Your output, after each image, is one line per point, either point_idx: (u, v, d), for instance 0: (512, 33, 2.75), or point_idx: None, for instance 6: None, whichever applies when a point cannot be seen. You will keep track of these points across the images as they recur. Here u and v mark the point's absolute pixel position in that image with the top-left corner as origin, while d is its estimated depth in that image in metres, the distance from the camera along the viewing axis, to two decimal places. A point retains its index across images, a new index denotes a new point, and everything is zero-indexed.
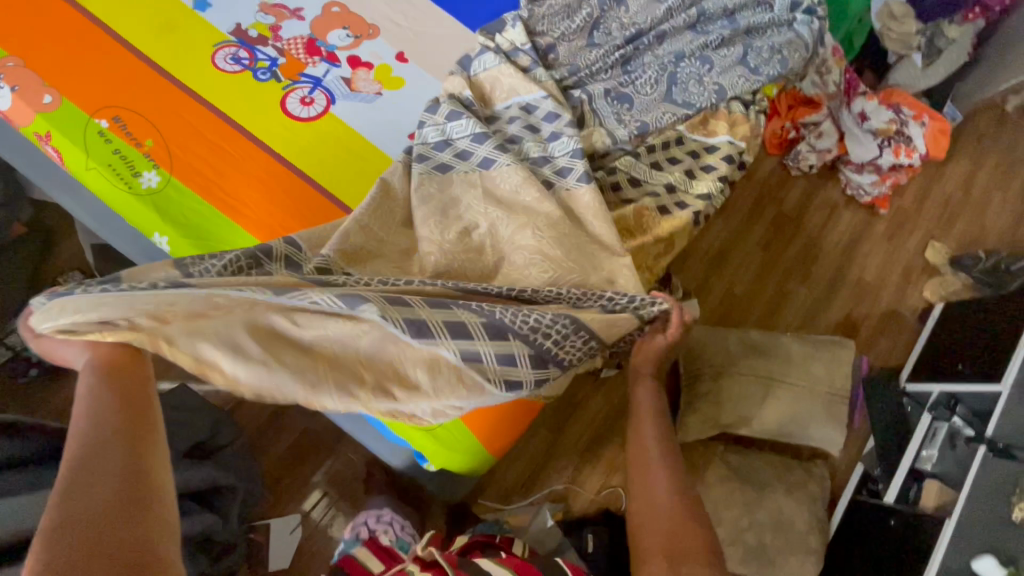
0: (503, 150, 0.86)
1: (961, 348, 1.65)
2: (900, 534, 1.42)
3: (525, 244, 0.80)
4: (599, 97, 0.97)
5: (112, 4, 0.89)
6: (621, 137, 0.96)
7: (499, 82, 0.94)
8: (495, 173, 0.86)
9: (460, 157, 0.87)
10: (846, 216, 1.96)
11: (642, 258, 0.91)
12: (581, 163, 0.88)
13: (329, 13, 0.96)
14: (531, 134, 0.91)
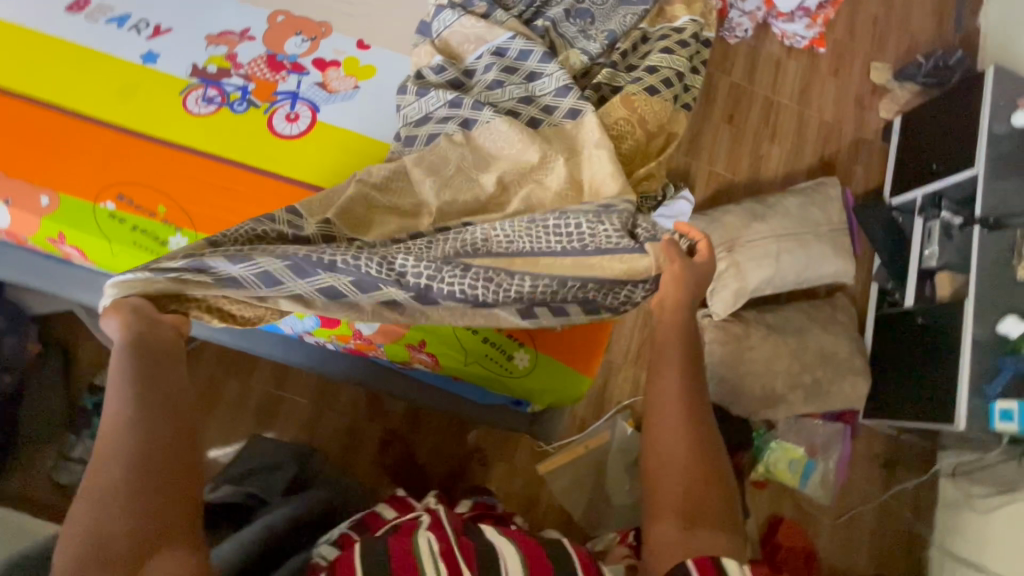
0: (482, 106, 0.88)
1: (930, 150, 1.77)
2: (930, 327, 1.57)
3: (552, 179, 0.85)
4: (561, 20, 0.99)
5: (62, 86, 0.85)
6: (594, 51, 0.98)
7: (464, 36, 0.94)
8: (478, 130, 0.88)
9: (443, 122, 0.89)
10: (792, 66, 2.03)
11: (641, 161, 0.97)
12: (567, 97, 0.90)
13: (277, 24, 0.94)
14: (510, 77, 0.92)
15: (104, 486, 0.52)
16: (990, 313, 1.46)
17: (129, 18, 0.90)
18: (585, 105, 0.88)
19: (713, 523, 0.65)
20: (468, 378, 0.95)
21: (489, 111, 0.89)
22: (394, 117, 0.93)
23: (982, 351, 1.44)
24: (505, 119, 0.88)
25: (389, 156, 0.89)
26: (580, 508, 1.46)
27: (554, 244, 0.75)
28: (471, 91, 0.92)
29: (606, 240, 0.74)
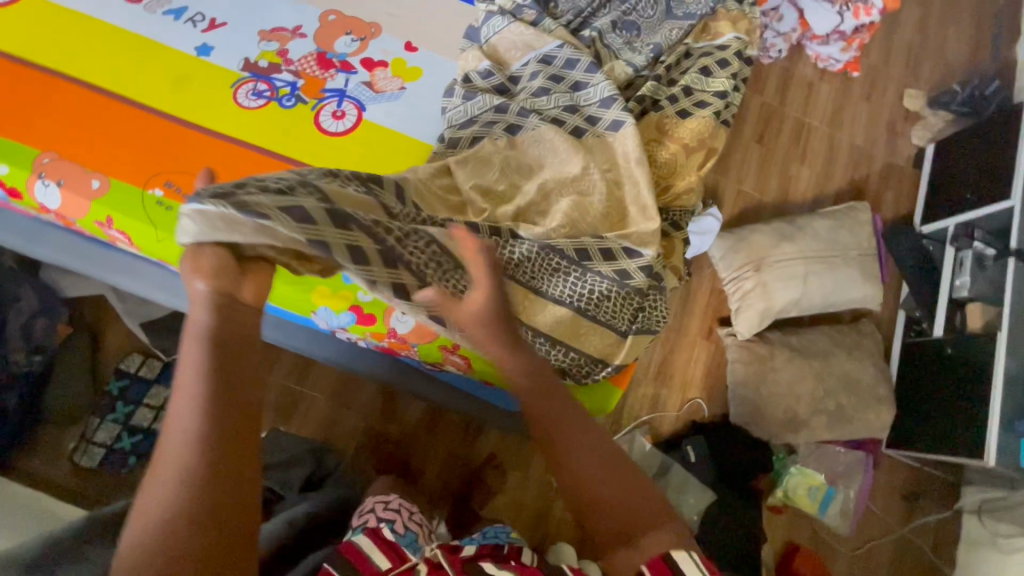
0: (528, 113, 0.90)
1: (964, 179, 1.75)
2: (959, 359, 1.54)
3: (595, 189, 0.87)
4: (608, 31, 0.99)
5: (118, 73, 0.87)
6: (640, 63, 0.99)
7: (512, 42, 0.95)
8: (523, 136, 0.89)
9: (488, 126, 0.90)
10: (824, 89, 2.02)
11: (681, 175, 0.96)
12: (611, 108, 0.92)
13: (328, 23, 0.95)
14: (556, 85, 0.92)
15: (153, 508, 0.49)
16: (1023, 347, 1.44)
17: (186, 10, 0.92)
18: (626, 118, 0.90)
19: (644, 508, 0.63)
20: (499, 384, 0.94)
21: (533, 118, 0.90)
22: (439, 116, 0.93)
23: (1014, 385, 1.41)
24: (549, 128, 0.89)
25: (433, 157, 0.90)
26: None
27: (570, 302, 0.83)
28: (516, 96, 0.93)
29: (604, 319, 0.86)
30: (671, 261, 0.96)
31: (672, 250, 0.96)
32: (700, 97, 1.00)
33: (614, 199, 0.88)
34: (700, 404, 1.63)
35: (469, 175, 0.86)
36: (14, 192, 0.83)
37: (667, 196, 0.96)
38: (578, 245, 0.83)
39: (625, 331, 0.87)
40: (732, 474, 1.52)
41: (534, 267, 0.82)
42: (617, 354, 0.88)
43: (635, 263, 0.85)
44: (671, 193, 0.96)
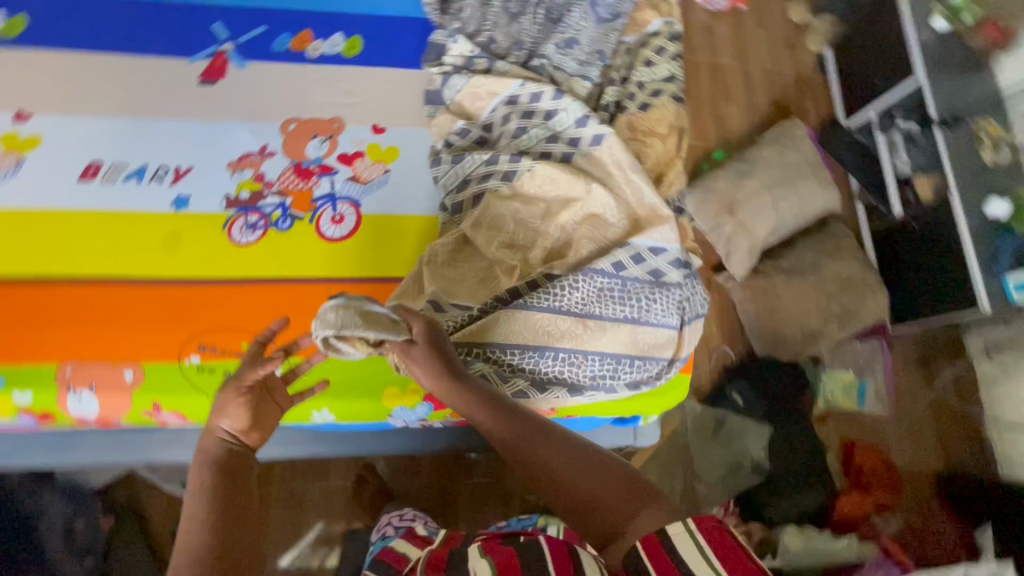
0: (519, 156, 0.92)
1: (869, 70, 1.91)
2: (924, 228, 1.70)
3: (603, 204, 0.91)
4: (555, 55, 1.02)
5: (104, 257, 0.83)
6: (594, 74, 1.04)
7: (476, 94, 0.97)
8: (520, 179, 0.92)
9: (485, 179, 0.92)
10: (722, 26, 2.14)
11: (665, 163, 1.02)
12: (588, 126, 0.95)
13: (291, 132, 0.94)
14: (531, 121, 0.95)
15: None
16: (972, 202, 1.60)
17: (146, 168, 0.88)
18: (605, 131, 0.94)
19: (623, 496, 0.65)
20: (585, 414, 0.96)
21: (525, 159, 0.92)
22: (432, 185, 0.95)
23: (979, 237, 1.57)
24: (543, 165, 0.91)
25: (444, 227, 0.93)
26: (678, 496, 1.54)
27: (622, 317, 0.88)
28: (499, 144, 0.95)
29: (659, 320, 0.90)
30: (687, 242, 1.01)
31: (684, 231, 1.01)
32: (657, 89, 1.05)
33: (625, 209, 0.92)
34: (726, 350, 1.73)
35: (490, 234, 0.90)
36: (46, 414, 0.79)
37: (661, 186, 1.01)
38: (612, 259, 0.88)
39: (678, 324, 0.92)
40: (778, 401, 1.61)
41: (583, 296, 0.86)
42: (679, 346, 0.93)
43: (667, 259, 0.90)
44: (664, 182, 1.01)
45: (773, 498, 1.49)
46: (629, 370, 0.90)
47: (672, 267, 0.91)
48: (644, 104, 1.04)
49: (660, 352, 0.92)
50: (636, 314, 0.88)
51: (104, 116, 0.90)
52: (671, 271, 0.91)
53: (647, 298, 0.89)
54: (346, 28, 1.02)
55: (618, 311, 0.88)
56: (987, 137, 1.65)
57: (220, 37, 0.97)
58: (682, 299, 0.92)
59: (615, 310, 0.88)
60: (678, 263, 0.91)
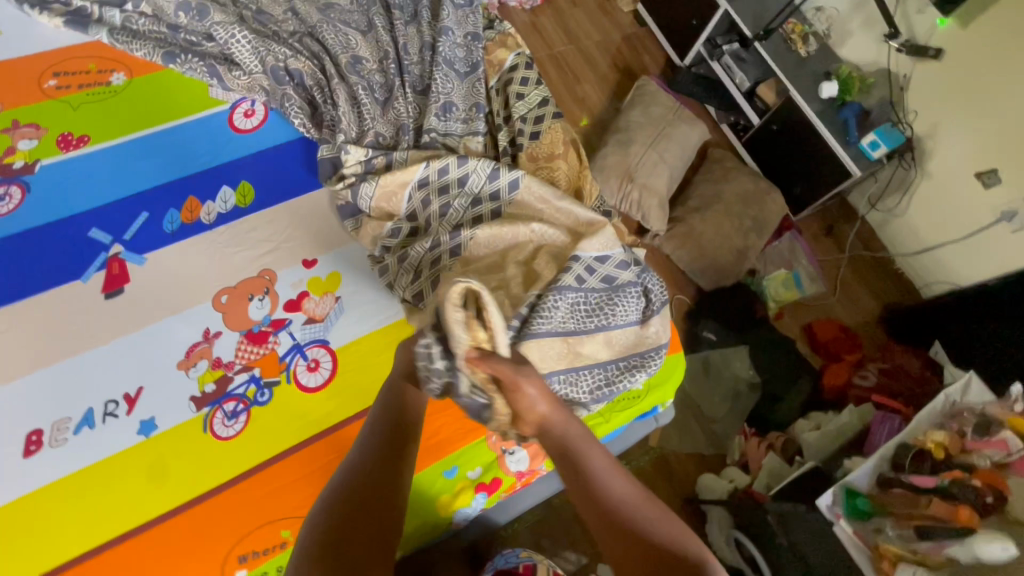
0: (456, 229, 0.94)
1: (681, 12, 2.11)
2: (782, 127, 1.92)
3: (541, 233, 0.95)
4: (439, 124, 1.05)
5: (92, 522, 0.75)
6: (480, 127, 1.08)
7: (388, 190, 0.97)
8: (466, 247, 0.94)
9: (433, 263, 0.93)
10: (545, 18, 2.26)
11: (575, 178, 1.09)
12: (500, 176, 0.99)
13: (226, 304, 0.90)
14: (449, 195, 0.98)
15: None
16: (808, 92, 1.84)
17: (93, 410, 0.80)
18: (517, 174, 0.98)
19: None
20: (611, 429, 1.00)
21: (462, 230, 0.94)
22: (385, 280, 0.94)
23: (826, 117, 1.81)
24: (484, 227, 0.94)
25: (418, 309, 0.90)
26: (700, 444, 1.65)
27: (598, 326, 0.90)
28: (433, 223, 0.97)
29: (625, 320, 0.93)
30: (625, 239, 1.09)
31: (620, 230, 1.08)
32: (539, 116, 1.11)
33: (568, 233, 0.97)
34: (680, 298, 1.87)
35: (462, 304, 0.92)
36: None
37: (583, 198, 1.07)
38: (573, 274, 0.89)
39: (645, 318, 0.97)
40: (740, 322, 1.77)
41: (564, 314, 0.86)
42: (653, 337, 0.97)
43: (615, 261, 0.94)
44: (583, 193, 1.07)
45: (775, 405, 1.64)
46: (620, 374, 0.93)
47: (622, 265, 0.95)
48: (534, 132, 1.10)
49: (636, 347, 0.96)
50: (611, 320, 0.91)
51: (18, 380, 0.80)
52: (623, 271, 0.95)
53: (613, 300, 0.92)
54: (229, 178, 0.98)
55: (594, 323, 0.90)
56: (794, 35, 1.91)
57: (105, 242, 0.91)
58: (645, 292, 0.98)
59: (591, 322, 0.89)
60: (624, 264, 0.95)
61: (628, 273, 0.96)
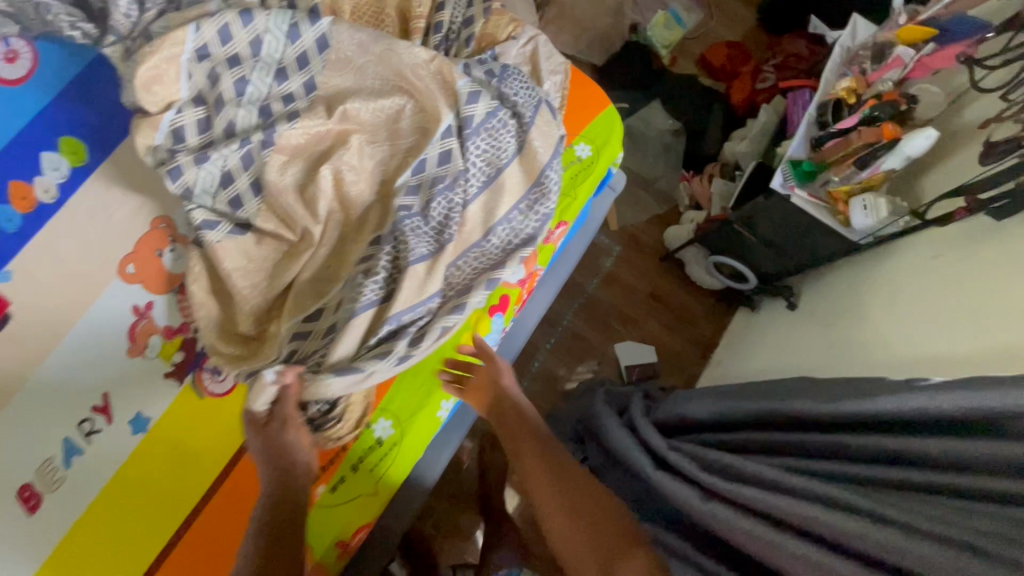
0: (271, 124, 0.79)
1: None
2: None
3: (391, 78, 0.84)
4: (231, 21, 0.78)
5: (151, 515, 0.76)
6: (282, 11, 0.81)
7: (164, 55, 0.75)
8: (282, 137, 0.79)
9: (247, 171, 0.78)
10: None
11: None
12: (300, 29, 0.81)
13: (139, 272, 0.79)
14: (242, 65, 0.79)
15: None
16: None
17: (71, 438, 0.74)
18: (322, 26, 0.82)
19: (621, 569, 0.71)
20: (583, 207, 1.00)
21: (282, 122, 0.80)
22: (223, 247, 0.77)
23: None
24: (319, 98, 0.83)
25: (291, 256, 0.78)
26: (652, 207, 1.74)
27: (485, 169, 0.83)
28: (240, 128, 0.80)
29: (502, 145, 0.83)
30: (486, 23, 0.95)
31: (473, 41, 0.93)
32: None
33: (400, 92, 0.83)
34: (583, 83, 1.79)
35: (366, 160, 0.82)
36: None
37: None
38: (434, 150, 0.81)
39: (525, 120, 0.85)
40: (641, 84, 1.77)
41: (436, 212, 0.80)
42: (542, 156, 0.84)
43: (465, 109, 0.81)
44: (414, 10, 0.91)
45: (700, 140, 1.71)
46: (531, 219, 0.84)
47: (474, 93, 0.82)
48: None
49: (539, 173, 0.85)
50: (486, 171, 0.83)
51: None
52: (478, 102, 0.82)
53: (481, 140, 0.82)
54: (39, 145, 0.79)
55: (477, 181, 0.82)
56: None
57: None
58: (508, 100, 0.85)
59: (472, 184, 0.82)
60: (480, 100, 0.82)
61: (478, 93, 0.82)
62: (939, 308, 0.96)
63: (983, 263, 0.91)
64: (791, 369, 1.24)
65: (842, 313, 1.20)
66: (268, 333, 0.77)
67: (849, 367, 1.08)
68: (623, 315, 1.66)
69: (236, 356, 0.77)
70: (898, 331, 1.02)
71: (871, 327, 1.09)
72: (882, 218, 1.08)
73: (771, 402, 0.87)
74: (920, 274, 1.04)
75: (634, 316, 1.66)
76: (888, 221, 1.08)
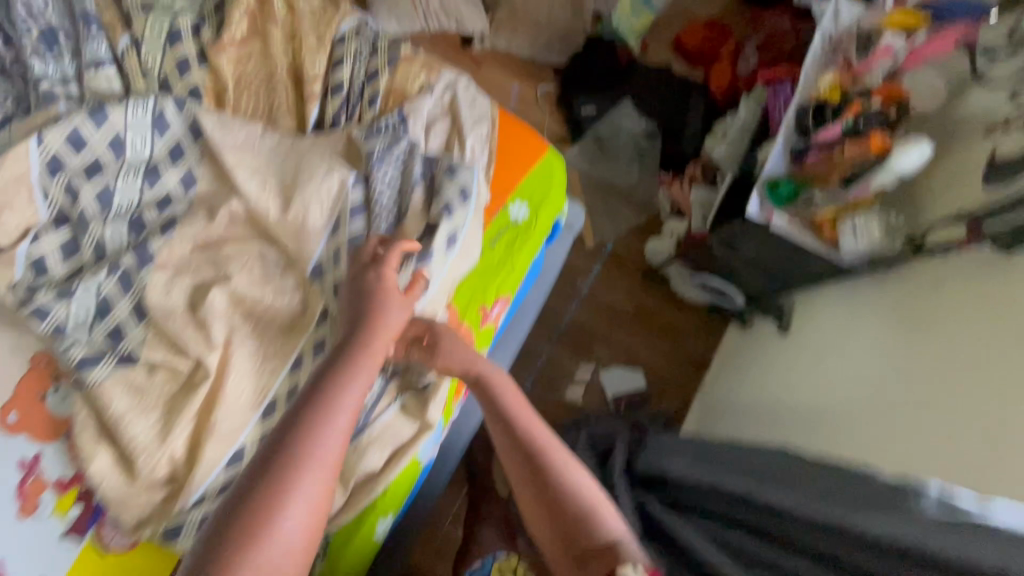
0: (143, 238, 0.69)
1: None
2: None
3: (284, 166, 0.74)
4: (84, 124, 0.68)
5: None
6: (144, 102, 0.70)
7: (9, 174, 0.66)
8: (158, 254, 0.69)
9: (123, 298, 0.69)
10: None
11: (321, 35, 0.81)
12: (167, 122, 0.71)
13: (18, 420, 0.74)
14: (105, 172, 0.69)
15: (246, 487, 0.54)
16: None
17: None
18: (190, 111, 0.72)
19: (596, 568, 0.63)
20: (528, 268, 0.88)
21: (156, 235, 0.70)
22: (110, 387, 0.68)
23: None
24: (199, 199, 0.72)
25: (187, 388, 0.70)
26: (631, 216, 1.60)
27: None
28: (111, 247, 0.69)
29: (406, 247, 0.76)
30: (393, 76, 0.82)
31: (379, 100, 0.81)
32: (192, 9, 0.79)
33: (295, 180, 0.73)
34: (547, 86, 1.65)
35: (271, 263, 0.73)
36: None
37: (340, 50, 0.81)
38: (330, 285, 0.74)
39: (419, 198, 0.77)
40: (610, 82, 1.62)
41: None
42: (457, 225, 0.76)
43: (352, 223, 0.74)
44: (308, 71, 0.80)
45: (679, 139, 1.56)
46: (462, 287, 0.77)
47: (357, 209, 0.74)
48: (196, 23, 0.77)
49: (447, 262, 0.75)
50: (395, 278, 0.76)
51: None
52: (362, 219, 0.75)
53: None
54: None
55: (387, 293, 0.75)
56: None
57: None
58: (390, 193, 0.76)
59: None
60: (372, 213, 0.75)
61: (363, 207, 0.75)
62: (953, 369, 0.83)
63: (1001, 321, 0.79)
64: (783, 438, 1.09)
65: (841, 352, 1.06)
66: (174, 483, 0.69)
67: (856, 434, 0.93)
68: (607, 338, 1.55)
69: (140, 512, 0.69)
70: (912, 384, 0.88)
71: (877, 375, 0.96)
72: (876, 241, 0.96)
73: (749, 483, 0.76)
74: (929, 316, 0.91)
75: (619, 338, 1.55)
76: (883, 243, 0.96)
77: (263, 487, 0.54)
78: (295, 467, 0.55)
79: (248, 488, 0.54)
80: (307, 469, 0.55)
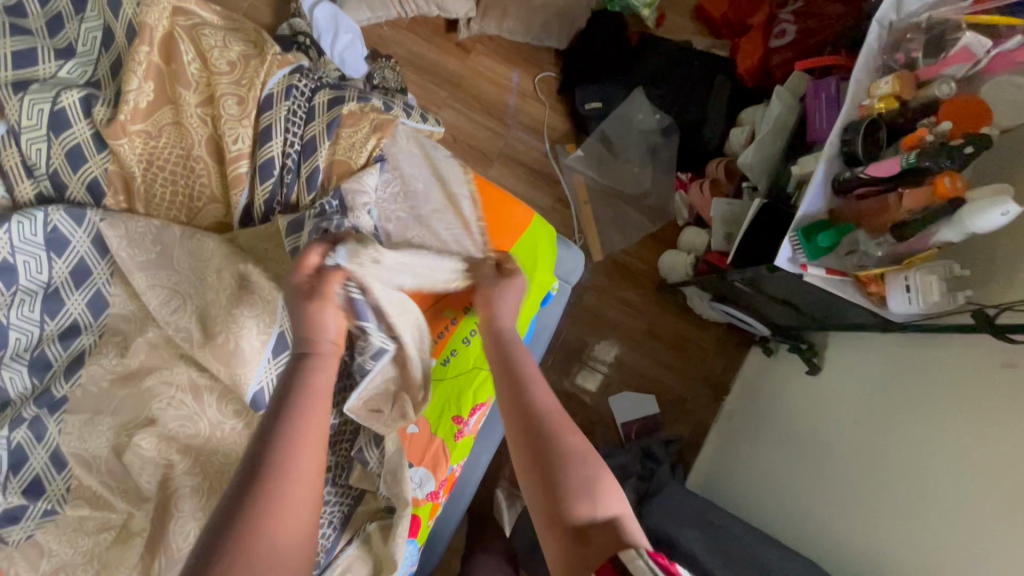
0: (48, 381, 0.61)
1: None
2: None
3: (206, 277, 0.63)
4: None
5: None
6: (34, 220, 0.61)
7: None
8: (66, 399, 0.61)
9: (33, 451, 0.60)
10: None
11: (244, 97, 0.66)
12: (61, 241, 0.62)
13: None
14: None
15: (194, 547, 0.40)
16: None
17: None
18: (89, 224, 0.62)
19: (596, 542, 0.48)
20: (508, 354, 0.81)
21: (59, 380, 0.61)
22: (40, 542, 0.61)
23: None
24: (108, 327, 0.63)
25: (118, 543, 0.62)
26: (645, 223, 1.42)
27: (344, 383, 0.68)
28: (14, 393, 0.61)
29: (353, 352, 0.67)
30: (335, 145, 0.69)
31: (321, 178, 0.68)
32: (84, 75, 0.66)
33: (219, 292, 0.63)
34: (545, 75, 1.44)
35: (203, 395, 0.63)
36: None
37: (268, 116, 0.67)
38: None
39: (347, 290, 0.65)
40: (619, 66, 1.40)
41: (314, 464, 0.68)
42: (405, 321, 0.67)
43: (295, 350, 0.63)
44: (229, 149, 0.65)
45: (699, 134, 1.35)
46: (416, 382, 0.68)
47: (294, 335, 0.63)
48: (85, 96, 0.63)
49: (392, 385, 0.68)
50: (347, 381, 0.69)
51: None
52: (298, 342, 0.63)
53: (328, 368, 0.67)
54: None
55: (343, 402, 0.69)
56: None
57: None
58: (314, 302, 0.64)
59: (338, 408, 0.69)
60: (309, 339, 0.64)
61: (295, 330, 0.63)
62: (980, 503, 0.71)
63: None
64: (814, 506, 0.96)
65: (844, 442, 0.95)
66: None
67: (863, 546, 0.85)
68: (623, 363, 1.39)
69: None
70: (904, 517, 0.80)
71: (884, 485, 0.85)
72: (936, 303, 0.77)
73: None
74: (970, 423, 0.76)
75: (634, 362, 1.40)
76: (943, 305, 0.78)
77: (248, 488, 0.44)
78: (261, 502, 0.42)
79: (244, 486, 0.43)
80: (279, 493, 0.43)
